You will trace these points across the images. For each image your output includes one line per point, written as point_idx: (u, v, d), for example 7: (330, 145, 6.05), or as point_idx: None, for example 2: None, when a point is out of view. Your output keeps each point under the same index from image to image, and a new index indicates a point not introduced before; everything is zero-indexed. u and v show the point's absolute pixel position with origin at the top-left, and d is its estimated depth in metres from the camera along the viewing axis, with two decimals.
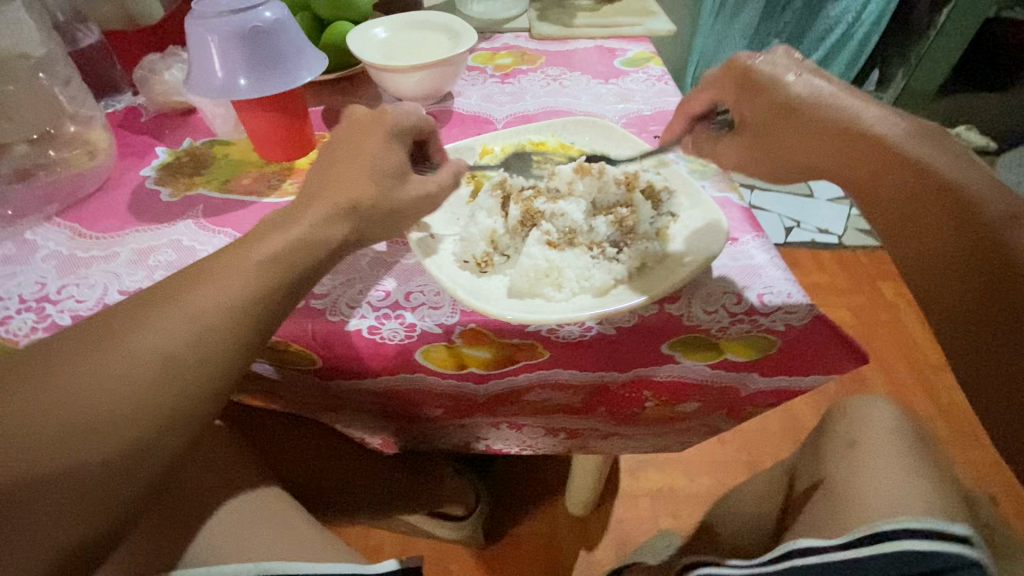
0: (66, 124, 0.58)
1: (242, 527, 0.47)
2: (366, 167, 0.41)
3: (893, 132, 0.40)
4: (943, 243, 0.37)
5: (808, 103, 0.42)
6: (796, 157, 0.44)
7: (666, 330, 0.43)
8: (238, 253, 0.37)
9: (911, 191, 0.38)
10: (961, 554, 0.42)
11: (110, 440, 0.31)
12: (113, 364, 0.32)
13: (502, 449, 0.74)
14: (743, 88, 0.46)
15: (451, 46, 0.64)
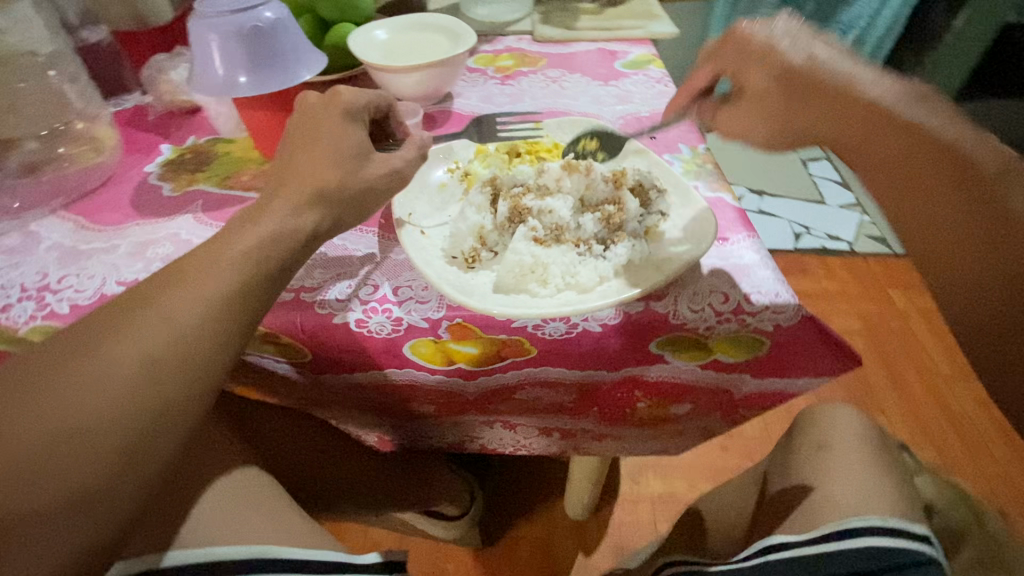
0: (74, 121, 0.60)
1: (228, 510, 0.47)
2: (327, 150, 0.42)
3: (888, 95, 0.42)
4: (944, 202, 0.39)
5: (806, 70, 0.44)
6: (801, 124, 0.45)
7: (654, 328, 0.42)
8: (218, 248, 0.38)
9: (910, 152, 0.40)
10: (920, 551, 0.45)
11: (99, 451, 0.32)
12: (92, 375, 0.33)
13: (498, 449, 0.72)
14: (743, 57, 0.47)
15: (451, 48, 0.65)
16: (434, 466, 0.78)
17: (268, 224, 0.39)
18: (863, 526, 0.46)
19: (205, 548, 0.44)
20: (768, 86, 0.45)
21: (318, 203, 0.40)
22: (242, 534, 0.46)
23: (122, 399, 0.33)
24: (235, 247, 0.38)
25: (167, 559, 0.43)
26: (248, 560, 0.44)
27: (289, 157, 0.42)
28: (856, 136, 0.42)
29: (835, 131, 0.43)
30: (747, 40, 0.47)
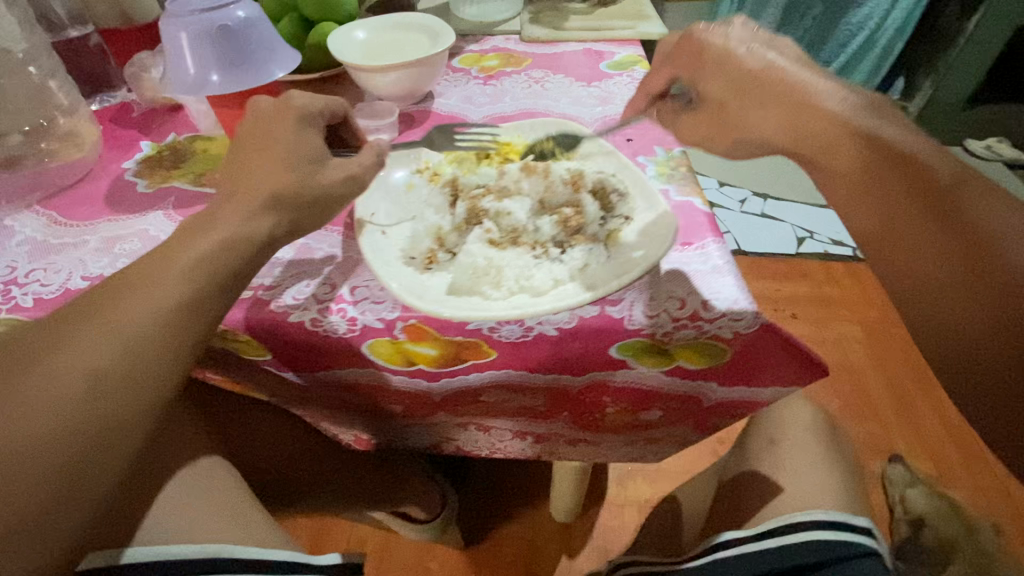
0: (57, 117, 0.61)
1: (189, 510, 0.46)
2: (280, 156, 0.42)
3: (843, 106, 0.42)
4: (905, 212, 0.39)
5: (765, 76, 0.44)
6: (762, 134, 0.45)
7: (611, 332, 0.41)
8: (172, 252, 0.39)
9: (870, 162, 0.40)
10: (850, 544, 0.54)
11: (49, 465, 0.33)
12: (36, 388, 0.33)
13: (473, 451, 0.70)
14: (701, 58, 0.47)
15: (429, 48, 0.65)
16: (406, 471, 0.78)
17: (226, 229, 0.39)
18: (814, 521, 0.56)
19: (161, 547, 0.43)
20: (728, 96, 0.45)
21: (277, 210, 0.41)
22: (201, 531, 0.46)
23: (67, 413, 0.33)
24: (188, 251, 0.38)
25: (126, 555, 0.42)
26: (209, 559, 0.44)
27: (245, 163, 0.42)
28: (818, 143, 0.42)
29: (798, 139, 0.43)
30: (700, 45, 0.47)
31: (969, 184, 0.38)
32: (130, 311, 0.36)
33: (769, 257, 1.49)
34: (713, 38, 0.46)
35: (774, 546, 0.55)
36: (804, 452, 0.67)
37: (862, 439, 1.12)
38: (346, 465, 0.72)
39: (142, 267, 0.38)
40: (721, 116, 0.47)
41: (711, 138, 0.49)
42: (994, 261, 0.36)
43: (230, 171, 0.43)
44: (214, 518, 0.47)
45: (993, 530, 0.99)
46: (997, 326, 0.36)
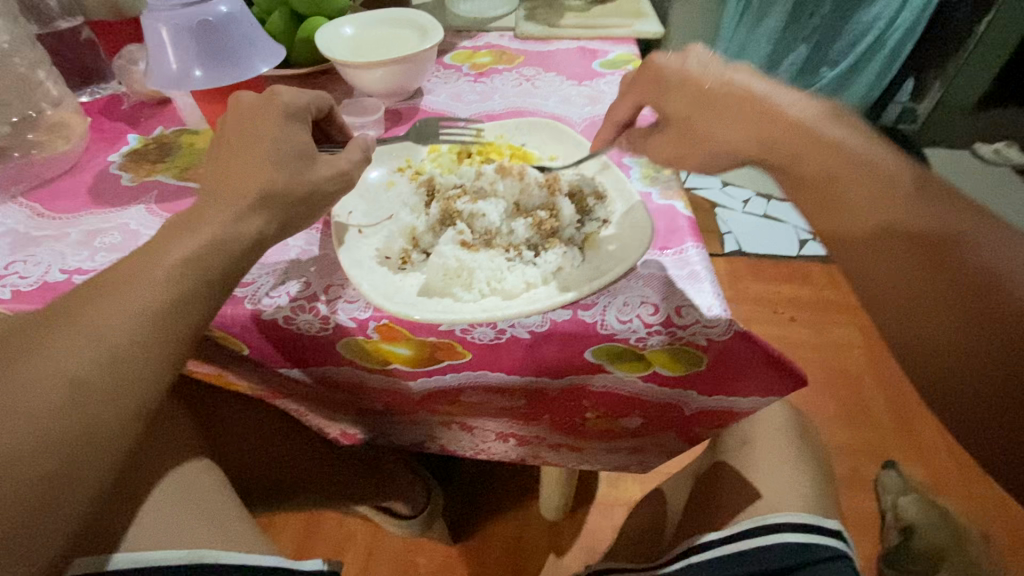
0: (43, 107, 0.62)
1: (179, 515, 0.45)
2: (268, 151, 0.41)
3: (805, 114, 0.42)
4: (878, 218, 0.37)
5: (721, 91, 0.44)
6: (728, 145, 0.44)
7: (582, 336, 0.41)
8: (156, 252, 0.36)
9: (838, 168, 0.39)
10: (834, 546, 0.55)
11: (21, 481, 0.30)
12: (11, 396, 0.30)
13: (457, 451, 0.71)
14: (660, 84, 0.48)
15: (418, 44, 0.65)
16: (391, 465, 0.79)
17: (210, 230, 0.37)
18: (785, 524, 0.56)
19: (137, 552, 0.41)
20: (691, 109, 0.46)
21: (267, 206, 0.39)
22: (184, 538, 0.43)
23: (44, 422, 0.31)
24: (173, 252, 0.36)
25: (112, 562, 0.41)
26: (189, 565, 0.42)
27: (229, 160, 0.41)
28: (786, 152, 0.41)
29: (764, 150, 0.42)
30: (662, 71, 0.48)
31: (931, 191, 0.37)
32: (110, 314, 0.34)
33: (769, 259, 1.47)
34: (671, 62, 0.47)
35: (746, 550, 0.55)
36: (787, 460, 0.66)
37: (856, 444, 1.11)
38: (331, 464, 0.72)
39: (124, 267, 0.35)
40: (686, 133, 0.46)
41: (680, 155, 0.47)
42: (965, 269, 0.34)
43: (215, 169, 0.41)
44: (198, 525, 0.45)
45: (984, 539, 0.98)
46: (999, 340, 0.33)
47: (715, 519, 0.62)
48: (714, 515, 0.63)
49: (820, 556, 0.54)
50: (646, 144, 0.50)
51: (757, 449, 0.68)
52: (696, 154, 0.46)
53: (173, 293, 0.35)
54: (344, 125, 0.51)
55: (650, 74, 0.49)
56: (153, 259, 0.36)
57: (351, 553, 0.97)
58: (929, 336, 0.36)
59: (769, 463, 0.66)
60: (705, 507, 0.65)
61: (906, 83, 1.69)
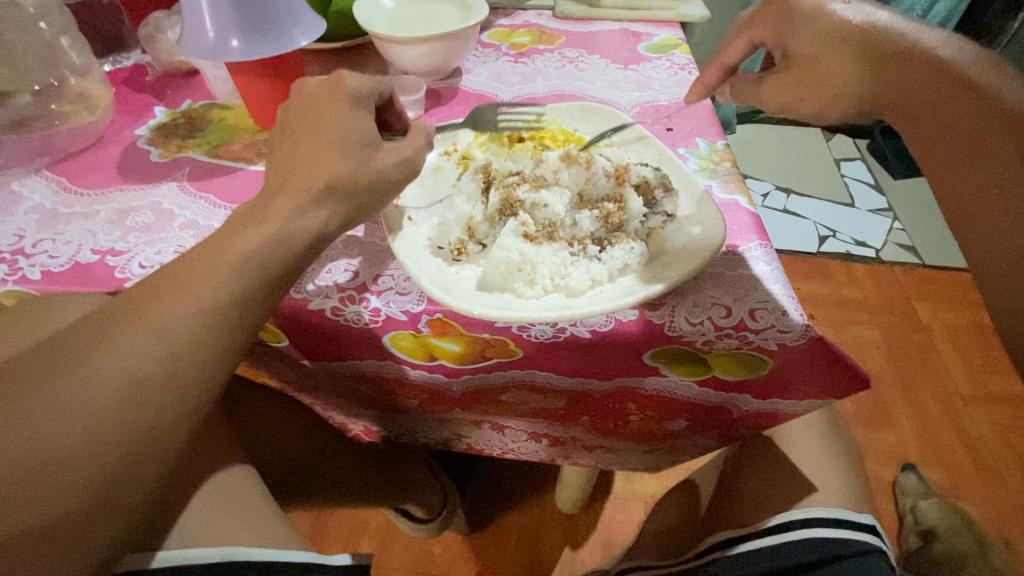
0: (68, 76, 0.59)
1: (220, 516, 0.43)
2: (333, 137, 0.38)
3: (955, 57, 0.37)
4: (1004, 173, 0.33)
5: (861, 27, 0.40)
6: (856, 87, 0.40)
7: (644, 339, 0.40)
8: (222, 243, 0.34)
9: (974, 120, 0.35)
10: (869, 540, 0.53)
11: (72, 482, 0.29)
12: (71, 393, 0.29)
13: (484, 449, 0.69)
14: (790, 18, 0.43)
15: (461, 20, 0.62)
16: (412, 467, 0.78)
17: (272, 225, 0.35)
18: (817, 519, 0.54)
19: (184, 550, 0.40)
20: (819, 48, 0.42)
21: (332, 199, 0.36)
22: (216, 535, 0.41)
23: (102, 420, 0.29)
24: (238, 244, 0.34)
25: (159, 560, 0.39)
26: (217, 564, 0.40)
27: (297, 145, 0.38)
28: (917, 96, 0.37)
29: (896, 92, 0.39)
30: (796, 3, 0.43)
31: None
32: (173, 310, 0.31)
33: (789, 255, 1.45)
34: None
35: (773, 545, 0.53)
36: (829, 459, 0.64)
37: (875, 445, 1.09)
38: (354, 460, 0.69)
39: (192, 260, 0.33)
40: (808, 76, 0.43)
41: (798, 98, 0.44)
42: None
43: (280, 156, 0.39)
44: (237, 526, 0.43)
45: (1006, 546, 0.96)
46: None
47: (747, 511, 0.59)
48: (743, 506, 0.60)
49: (858, 550, 0.52)
50: (759, 92, 0.47)
51: (793, 444, 0.64)
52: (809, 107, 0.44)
53: (237, 288, 0.33)
54: (401, 110, 0.47)
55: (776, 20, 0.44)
56: (216, 250, 0.34)
57: (365, 541, 0.96)
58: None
59: (811, 460, 0.63)
60: (729, 502, 0.62)
61: None
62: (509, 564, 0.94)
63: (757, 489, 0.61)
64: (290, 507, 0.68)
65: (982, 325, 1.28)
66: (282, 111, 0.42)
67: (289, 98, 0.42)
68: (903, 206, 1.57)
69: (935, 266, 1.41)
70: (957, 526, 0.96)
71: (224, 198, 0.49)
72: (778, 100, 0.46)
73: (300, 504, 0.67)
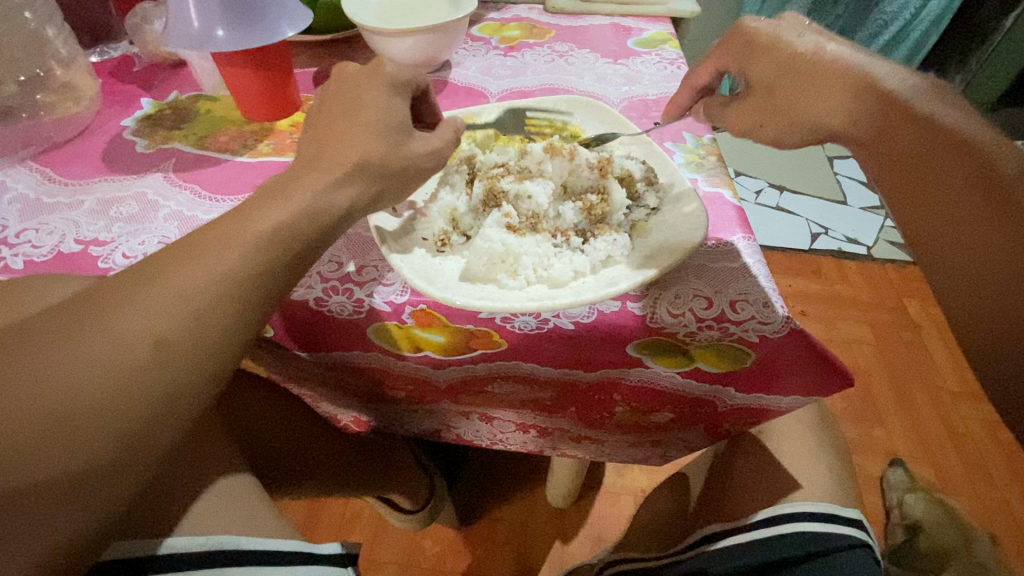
0: (54, 67, 0.59)
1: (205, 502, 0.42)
2: (370, 121, 0.38)
3: (903, 87, 0.37)
4: (959, 202, 0.33)
5: (812, 55, 0.40)
6: (813, 122, 0.40)
7: (627, 329, 0.40)
8: (244, 216, 0.34)
9: (926, 147, 0.35)
10: (853, 536, 0.54)
11: (88, 444, 0.28)
12: (91, 352, 0.28)
13: (472, 441, 0.69)
14: (750, 51, 0.43)
15: (451, 13, 0.63)
16: (398, 460, 0.78)
17: (303, 199, 0.35)
18: (804, 514, 0.55)
19: (181, 538, 0.39)
20: (789, 66, 0.41)
21: (366, 178, 0.37)
22: (202, 524, 0.41)
23: (124, 381, 0.29)
24: (265, 218, 0.33)
25: (165, 546, 0.39)
26: (206, 553, 0.40)
27: (331, 129, 0.38)
28: (873, 130, 0.37)
29: (850, 125, 0.38)
30: (754, 35, 0.43)
31: None
32: (187, 282, 0.31)
33: (780, 251, 1.45)
34: (768, 26, 0.43)
35: (759, 539, 0.54)
36: (816, 454, 0.64)
37: (863, 440, 1.10)
38: (343, 452, 0.70)
39: (209, 231, 0.33)
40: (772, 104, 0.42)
41: (757, 127, 0.44)
42: None
43: (312, 134, 0.39)
44: (223, 512, 0.42)
45: (991, 539, 0.98)
46: None
47: (734, 505, 0.60)
48: (732, 499, 0.61)
49: (840, 545, 0.53)
50: (725, 113, 0.47)
51: (781, 439, 0.65)
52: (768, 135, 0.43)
53: (258, 262, 0.33)
54: (434, 103, 0.48)
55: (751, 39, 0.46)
56: (243, 222, 0.33)
57: (355, 535, 0.97)
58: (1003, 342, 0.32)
59: (798, 454, 0.63)
60: (717, 497, 0.63)
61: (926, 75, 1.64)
62: (499, 557, 0.94)
63: (746, 483, 0.61)
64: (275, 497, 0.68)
65: None
66: (318, 92, 0.42)
67: (330, 77, 0.42)
68: None
69: None
70: (941, 520, 0.97)
71: (210, 189, 0.48)
72: (740, 127, 0.46)
73: (286, 494, 0.67)
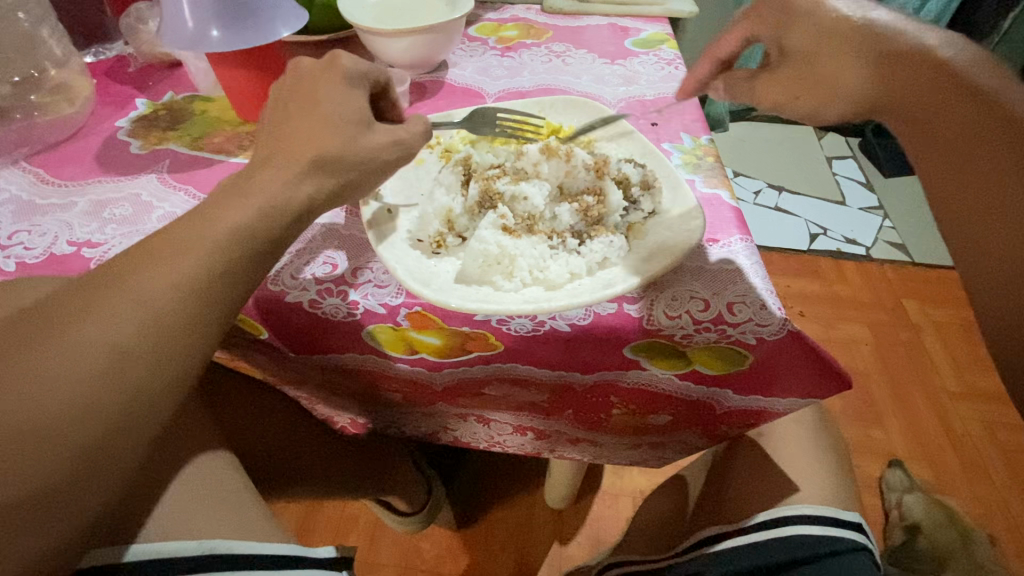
0: (48, 68, 0.59)
1: (192, 503, 0.41)
2: (326, 113, 0.38)
3: (953, 58, 0.36)
4: (999, 182, 0.33)
5: (856, 22, 0.39)
6: (849, 91, 0.39)
7: (624, 331, 0.40)
8: (204, 217, 0.34)
9: (969, 123, 0.34)
10: (854, 539, 0.53)
11: (56, 446, 0.28)
12: (53, 360, 0.28)
13: (470, 443, 0.69)
14: (787, 11, 0.42)
15: (448, 13, 0.62)
16: (395, 461, 0.78)
17: (262, 196, 0.35)
18: (803, 516, 0.55)
19: (164, 542, 0.39)
20: (821, 40, 0.40)
21: (321, 170, 0.37)
22: (193, 527, 0.40)
23: (92, 383, 0.28)
24: (229, 219, 0.33)
25: (129, 555, 0.38)
26: (193, 556, 0.39)
27: (281, 124, 0.38)
28: (914, 101, 0.36)
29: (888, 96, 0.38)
30: (793, 3, 0.42)
31: None
32: (159, 279, 0.31)
33: (779, 252, 1.45)
34: None
35: (758, 542, 0.54)
36: (815, 455, 0.64)
37: (862, 442, 1.10)
38: (341, 453, 0.69)
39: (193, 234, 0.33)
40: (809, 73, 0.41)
41: (793, 98, 0.43)
42: None
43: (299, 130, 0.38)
44: (213, 514, 0.41)
45: (990, 540, 0.98)
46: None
47: (732, 507, 0.60)
48: (731, 501, 0.60)
49: (841, 548, 0.52)
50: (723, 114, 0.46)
51: (780, 441, 0.65)
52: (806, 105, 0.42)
53: (220, 262, 0.33)
54: (398, 102, 0.46)
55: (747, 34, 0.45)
56: (208, 222, 0.33)
57: (353, 537, 0.96)
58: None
59: (795, 456, 0.63)
60: (715, 499, 0.62)
61: None
62: (497, 559, 0.94)
63: (744, 485, 0.61)
64: (271, 500, 0.67)
65: (969, 323, 1.29)
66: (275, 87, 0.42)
67: (286, 74, 0.42)
68: (893, 205, 1.57)
69: (924, 263, 1.42)
70: (941, 521, 0.96)
71: (204, 190, 0.48)
72: (771, 99, 0.44)
73: (282, 496, 0.67)
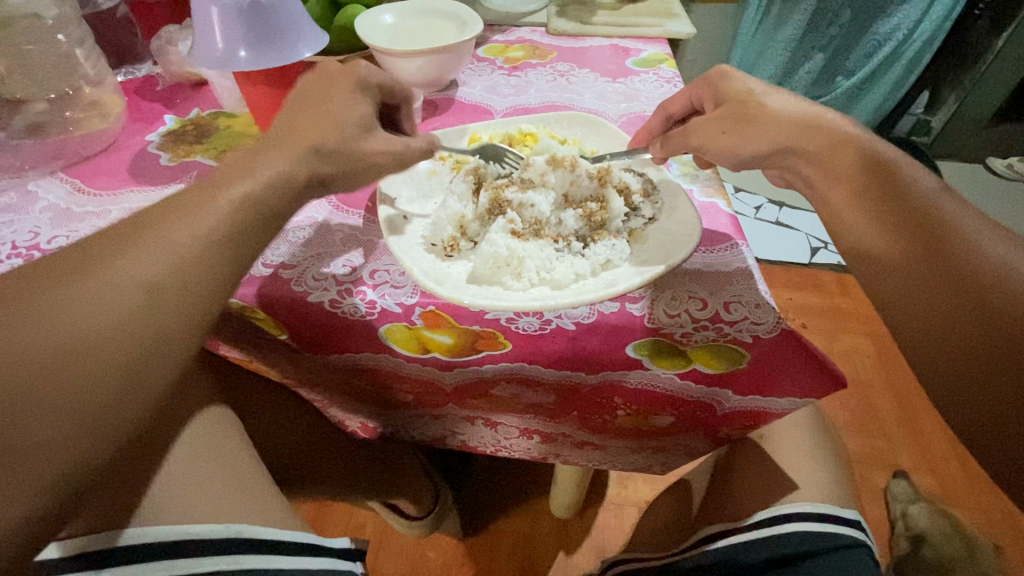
0: (83, 86, 0.63)
1: (211, 487, 0.43)
2: (338, 118, 0.42)
3: (839, 125, 0.43)
4: (885, 208, 0.38)
5: (759, 95, 0.46)
6: (773, 128, 0.44)
7: (627, 328, 0.42)
8: (219, 194, 0.36)
9: (855, 164, 0.40)
10: (854, 536, 0.55)
11: (77, 418, 0.29)
12: (81, 334, 0.30)
13: (477, 449, 0.71)
14: (715, 84, 0.50)
15: (458, 35, 0.66)
16: (403, 466, 0.79)
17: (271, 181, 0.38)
18: (804, 513, 0.56)
19: (191, 525, 0.40)
20: (739, 100, 0.46)
21: (319, 159, 0.39)
22: (218, 512, 0.42)
23: (106, 353, 0.30)
24: (245, 208, 0.36)
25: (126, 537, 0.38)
26: (224, 538, 0.41)
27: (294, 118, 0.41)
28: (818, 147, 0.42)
29: (800, 138, 0.42)
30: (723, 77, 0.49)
31: (948, 196, 0.37)
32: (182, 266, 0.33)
33: (780, 265, 1.48)
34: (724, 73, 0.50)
35: (760, 538, 0.55)
36: (815, 457, 0.65)
37: (865, 452, 1.11)
38: (348, 459, 0.71)
39: (213, 223, 0.35)
40: (740, 112, 0.46)
41: (720, 132, 0.46)
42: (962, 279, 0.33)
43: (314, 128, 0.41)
44: (229, 500, 0.43)
45: (996, 551, 0.97)
46: (980, 358, 0.32)
47: (734, 507, 0.61)
48: (734, 503, 0.61)
49: (841, 543, 0.54)
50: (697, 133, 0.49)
51: (778, 442, 0.65)
52: (731, 141, 0.46)
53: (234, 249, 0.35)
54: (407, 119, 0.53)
55: (709, 81, 0.50)
56: (219, 211, 0.36)
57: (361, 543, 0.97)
58: (929, 324, 0.34)
59: (797, 459, 0.64)
60: (718, 500, 0.63)
61: (921, 95, 1.70)
62: (503, 568, 0.94)
63: (745, 487, 0.62)
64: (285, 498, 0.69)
65: None
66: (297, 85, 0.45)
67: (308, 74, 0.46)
68: None
69: None
70: (945, 530, 0.97)
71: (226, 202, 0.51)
72: (714, 137, 0.47)
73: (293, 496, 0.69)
